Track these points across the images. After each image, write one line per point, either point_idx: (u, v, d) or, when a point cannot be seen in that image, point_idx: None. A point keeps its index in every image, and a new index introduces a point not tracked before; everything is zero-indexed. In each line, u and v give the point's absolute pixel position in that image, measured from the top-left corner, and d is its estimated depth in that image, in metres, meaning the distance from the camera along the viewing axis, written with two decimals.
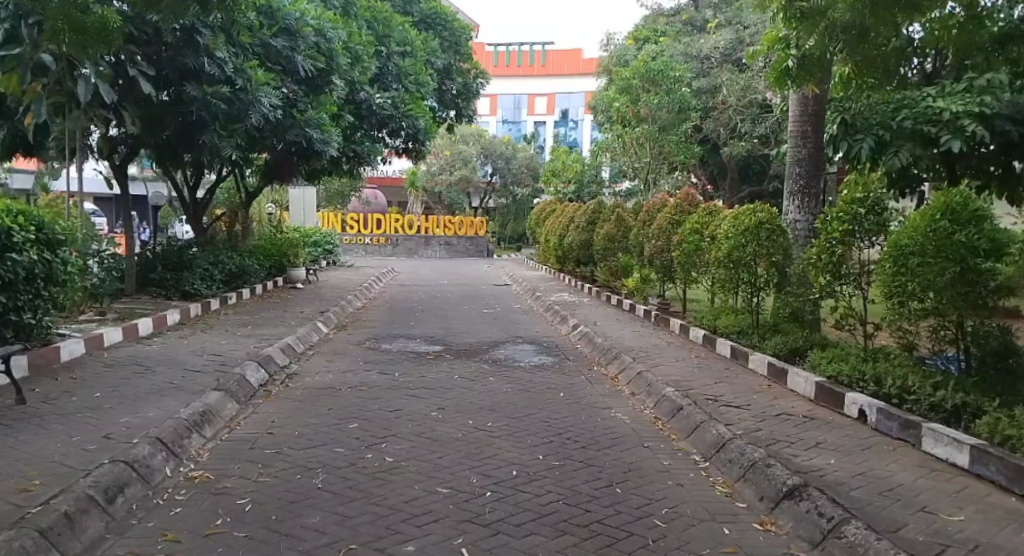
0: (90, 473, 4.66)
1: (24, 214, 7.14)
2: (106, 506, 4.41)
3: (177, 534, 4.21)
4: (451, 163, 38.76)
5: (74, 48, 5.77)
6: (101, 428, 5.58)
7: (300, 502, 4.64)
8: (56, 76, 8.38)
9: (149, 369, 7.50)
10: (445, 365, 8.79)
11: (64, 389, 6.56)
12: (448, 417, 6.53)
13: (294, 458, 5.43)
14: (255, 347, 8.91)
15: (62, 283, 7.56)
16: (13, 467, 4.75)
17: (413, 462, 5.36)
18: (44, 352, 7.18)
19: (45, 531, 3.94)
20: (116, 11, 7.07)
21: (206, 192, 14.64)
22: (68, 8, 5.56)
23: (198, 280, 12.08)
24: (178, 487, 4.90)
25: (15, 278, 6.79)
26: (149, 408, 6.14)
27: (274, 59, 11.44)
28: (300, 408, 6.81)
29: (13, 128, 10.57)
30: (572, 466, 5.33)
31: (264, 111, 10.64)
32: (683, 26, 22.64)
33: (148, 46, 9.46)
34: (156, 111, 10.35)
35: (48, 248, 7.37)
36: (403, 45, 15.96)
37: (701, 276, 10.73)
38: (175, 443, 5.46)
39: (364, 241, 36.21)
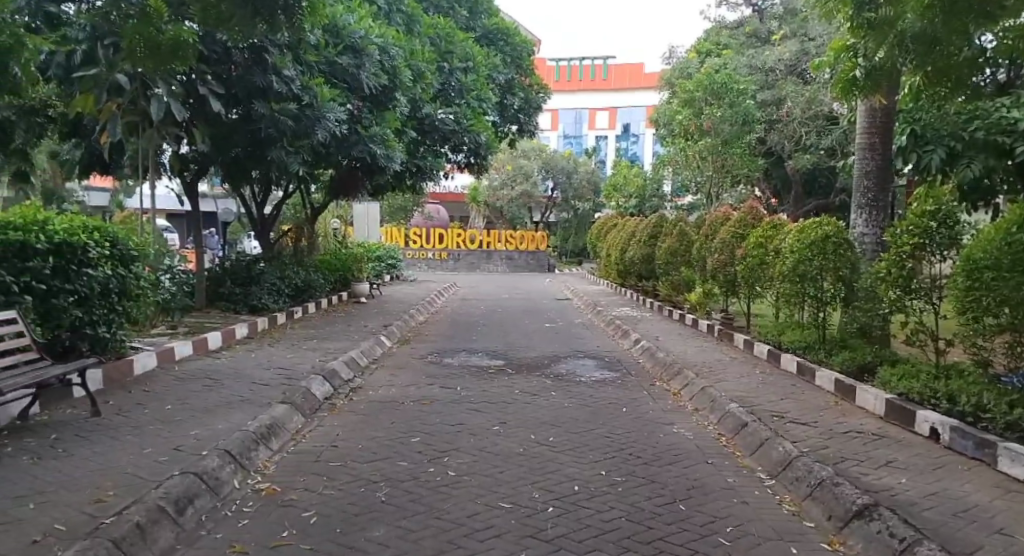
0: (162, 485, 4.84)
1: (101, 230, 7.43)
2: (176, 517, 4.57)
3: (244, 546, 4.33)
4: (512, 179, 39.40)
5: (147, 66, 6.05)
6: (173, 440, 5.79)
7: (365, 514, 4.73)
8: (130, 94, 8.78)
9: (219, 382, 7.75)
10: (506, 379, 8.85)
11: (137, 402, 6.82)
12: (509, 431, 6.56)
13: (358, 472, 5.53)
14: (321, 360, 9.15)
15: (134, 297, 7.83)
16: (92, 477, 4.97)
17: (474, 476, 5.41)
18: (117, 365, 7.49)
19: (117, 542, 4.11)
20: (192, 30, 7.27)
21: (274, 208, 14.97)
22: (147, 27, 5.81)
23: (265, 294, 12.39)
24: (246, 499, 5.06)
25: (91, 291, 7.09)
26: (219, 421, 6.35)
27: (339, 76, 11.70)
28: (364, 421, 6.95)
29: (89, 149, 11.03)
30: (634, 483, 5.30)
31: (331, 128, 10.71)
32: (747, 38, 22.31)
33: (217, 64, 9.94)
34: (225, 128, 10.68)
35: (122, 264, 7.63)
36: (465, 60, 16.22)
37: (765, 290, 10.58)
38: (243, 455, 5.65)
39: (426, 257, 36.77)
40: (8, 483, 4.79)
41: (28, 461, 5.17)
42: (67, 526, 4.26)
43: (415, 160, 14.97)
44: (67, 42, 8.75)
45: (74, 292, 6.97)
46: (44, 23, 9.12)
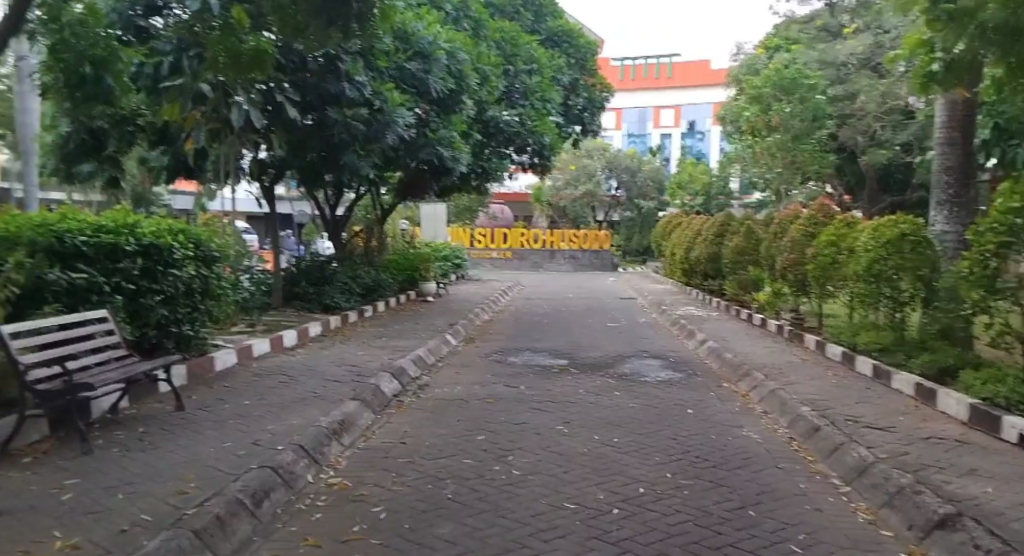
0: (240, 477, 5.03)
1: (185, 233, 7.71)
2: (254, 509, 4.73)
3: (317, 539, 4.45)
4: (574, 179, 39.41)
5: (228, 75, 6.26)
6: (250, 434, 5.99)
7: (432, 512, 4.81)
8: (212, 104, 9.07)
9: (293, 378, 7.97)
10: (570, 378, 8.87)
11: (216, 397, 7.08)
12: (573, 432, 6.57)
13: (424, 468, 5.63)
14: (389, 358, 9.32)
15: (216, 297, 8.11)
16: (175, 468, 5.19)
17: (537, 476, 5.44)
18: (201, 361, 7.77)
19: (198, 532, 4.23)
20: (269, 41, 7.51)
21: (346, 210, 15.25)
22: (228, 38, 6.11)
23: (338, 294, 12.70)
24: (318, 493, 5.20)
25: (176, 291, 7.38)
26: (292, 416, 6.54)
27: (409, 82, 11.90)
28: (430, 418, 7.06)
29: (176, 159, 11.41)
30: (702, 487, 5.25)
31: (400, 132, 11.01)
32: (818, 32, 20.85)
33: (294, 73, 10.16)
34: (300, 134, 10.89)
35: (205, 265, 7.91)
36: (529, 63, 16.33)
37: (837, 290, 10.32)
38: (317, 450, 5.82)
39: (490, 257, 37.06)
40: (99, 473, 5.01)
41: (118, 452, 5.41)
42: (152, 516, 4.41)
43: (481, 161, 15.12)
44: (155, 54, 9.11)
45: (160, 292, 7.25)
46: (134, 36, 9.50)
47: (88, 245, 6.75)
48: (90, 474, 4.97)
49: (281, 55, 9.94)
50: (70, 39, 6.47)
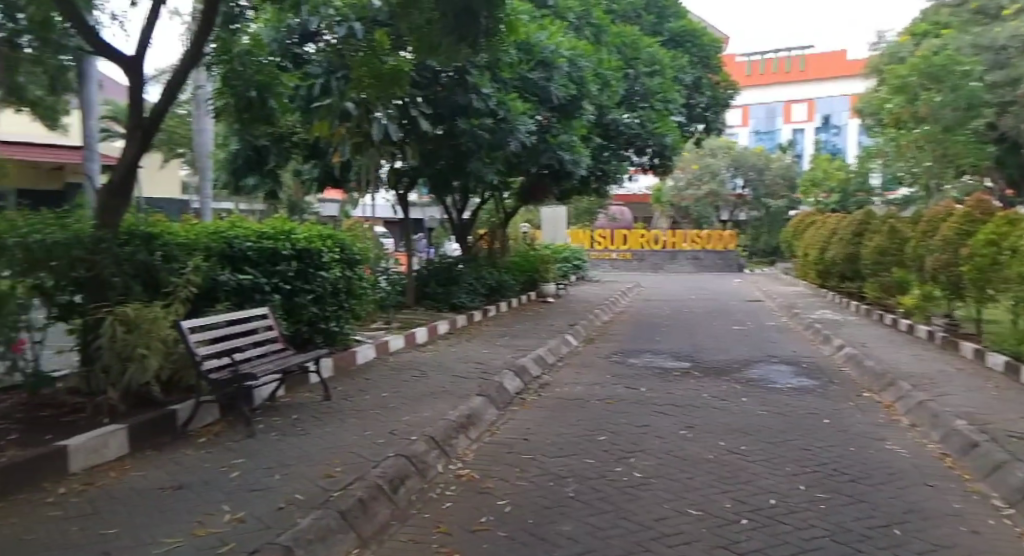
0: (378, 464, 5.45)
1: (334, 238, 8.36)
2: (390, 495, 5.10)
3: (448, 528, 4.73)
4: (697, 178, 38.68)
5: (373, 93, 6.89)
6: (388, 424, 6.46)
7: (554, 508, 5.03)
8: (356, 121, 9.86)
9: (424, 372, 8.47)
10: (694, 382, 8.93)
11: (358, 388, 7.64)
12: (698, 436, 6.68)
13: (547, 466, 5.90)
14: (512, 356, 9.69)
15: (357, 296, 8.72)
16: (323, 453, 5.67)
17: (660, 480, 5.60)
18: (344, 355, 8.41)
19: (344, 513, 4.58)
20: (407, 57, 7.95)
21: (472, 214, 15.81)
22: (371, 60, 6.77)
23: (464, 293, 13.24)
24: (449, 483, 5.56)
25: (324, 290, 7.99)
26: (423, 408, 7.00)
27: (530, 91, 12.23)
28: (552, 417, 7.34)
29: (325, 171, 12.16)
30: (841, 502, 5.20)
31: (522, 139, 11.29)
32: (973, 15, 19.59)
33: (427, 88, 10.82)
34: (431, 143, 11.47)
35: (349, 267, 8.52)
36: (651, 65, 16.23)
37: (998, 294, 9.81)
38: (446, 442, 6.21)
39: (610, 257, 37.13)
40: (260, 455, 5.55)
41: (275, 437, 5.97)
42: (304, 495, 4.83)
43: (599, 164, 15.20)
44: (309, 79, 9.96)
45: (312, 291, 7.88)
46: (291, 63, 10.24)
47: (253, 249, 7.47)
48: (251, 455, 5.51)
49: (416, 73, 10.69)
50: (238, 68, 7.22)
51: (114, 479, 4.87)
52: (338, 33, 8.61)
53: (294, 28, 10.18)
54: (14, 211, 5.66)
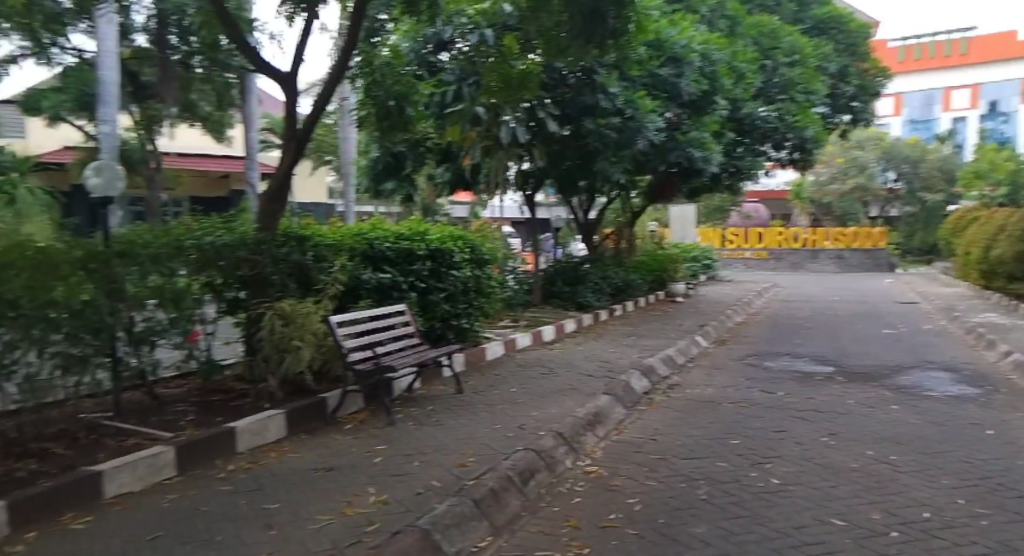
0: (508, 456, 5.63)
1: (465, 239, 8.71)
2: (521, 486, 5.24)
3: (578, 522, 4.74)
4: (844, 172, 37.04)
5: (502, 97, 7.38)
6: (516, 418, 6.69)
7: (685, 510, 4.95)
8: (486, 124, 10.29)
9: (550, 369, 8.69)
10: (837, 388, 8.67)
11: (487, 383, 7.94)
12: (842, 445, 6.49)
13: (679, 468, 5.87)
14: (640, 356, 9.74)
15: (486, 295, 9.01)
16: (456, 444, 5.89)
17: (799, 487, 5.44)
18: (474, 350, 8.76)
19: (479, 501, 4.73)
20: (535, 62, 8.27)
21: (597, 213, 15.89)
22: (499, 65, 7.23)
23: (590, 293, 13.37)
24: (578, 479, 5.64)
25: (456, 289, 8.34)
26: (551, 404, 7.20)
27: (659, 87, 12.24)
28: (682, 418, 7.33)
29: (456, 174, 12.47)
30: (1007, 520, 4.82)
31: (651, 137, 11.25)
32: None
33: (555, 89, 11.18)
34: (558, 144, 11.66)
35: (478, 266, 8.82)
36: (792, 54, 15.67)
37: None
38: (574, 438, 6.37)
39: (744, 255, 36.29)
40: (400, 443, 5.87)
41: (412, 426, 6.32)
42: (440, 482, 5.03)
43: (733, 160, 15.01)
44: (442, 85, 10.24)
45: (444, 290, 8.25)
46: (426, 72, 10.65)
47: (391, 250, 7.88)
48: (392, 442, 5.86)
49: (545, 76, 11.16)
50: (379, 79, 7.67)
51: (276, 459, 5.35)
52: (471, 40, 9.08)
53: (429, 38, 10.66)
54: (188, 217, 6.33)
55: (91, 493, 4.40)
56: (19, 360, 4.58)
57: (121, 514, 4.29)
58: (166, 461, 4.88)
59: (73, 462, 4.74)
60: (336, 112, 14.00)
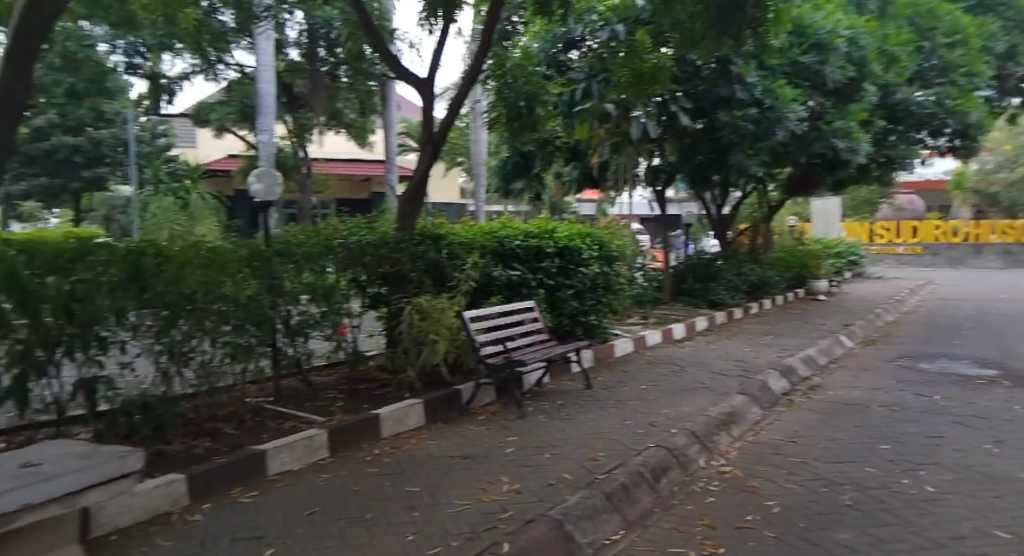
0: (640, 453, 5.61)
1: (594, 236, 8.78)
2: (653, 483, 5.22)
3: (712, 522, 4.64)
4: (1012, 160, 34.32)
5: (632, 93, 7.41)
6: (647, 416, 6.67)
7: (830, 515, 4.72)
8: (616, 121, 10.34)
9: (682, 368, 8.63)
10: (1002, 393, 8.11)
11: (617, 379, 8.00)
12: (1007, 454, 6.04)
13: (821, 471, 5.61)
14: (778, 356, 9.49)
15: (615, 292, 9.07)
16: (587, 439, 5.94)
17: (957, 496, 5.06)
18: (603, 347, 8.83)
19: (610, 496, 4.76)
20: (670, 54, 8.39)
21: (732, 209, 15.59)
22: (630, 60, 7.28)
23: (723, 290, 13.10)
24: (712, 478, 5.52)
25: (584, 286, 8.44)
26: (684, 403, 7.14)
27: (802, 75, 12.13)
28: (825, 421, 7.08)
29: (584, 171, 12.60)
30: None
31: (791, 128, 10.97)
32: None
33: (688, 82, 11.22)
34: (690, 138, 11.59)
35: (607, 263, 8.88)
36: (953, 34, 14.56)
37: None
38: (707, 438, 6.28)
39: (896, 251, 34.40)
40: (531, 434, 6.01)
41: (543, 419, 6.46)
42: (571, 475, 5.08)
43: (884, 149, 14.37)
44: (572, 84, 10.46)
45: (573, 287, 8.38)
46: (555, 71, 10.85)
47: (520, 247, 8.10)
48: (523, 434, 6.02)
49: (678, 69, 11.16)
50: (510, 81, 7.89)
51: (415, 446, 5.64)
52: (600, 36, 9.14)
53: (559, 38, 10.88)
54: (335, 218, 6.82)
55: (255, 471, 4.83)
56: (196, 347, 5.12)
57: (281, 490, 4.69)
58: (319, 443, 5.28)
59: (240, 441, 5.21)
60: (467, 115, 14.46)
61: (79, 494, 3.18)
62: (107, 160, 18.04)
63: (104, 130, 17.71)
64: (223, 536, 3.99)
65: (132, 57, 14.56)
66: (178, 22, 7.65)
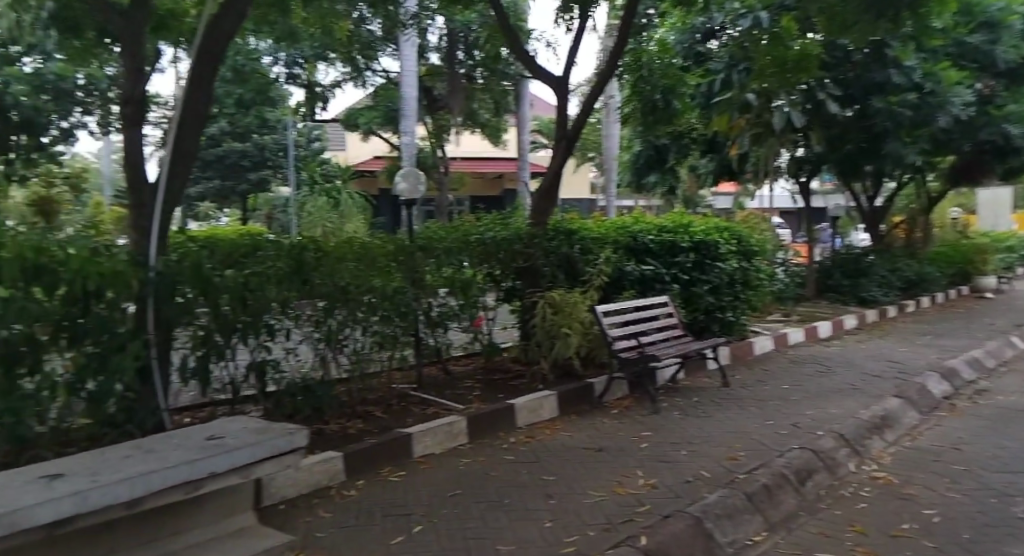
0: (784, 454, 5.46)
1: (731, 230, 8.61)
2: (798, 486, 5.08)
3: (864, 528, 4.48)
4: None
5: (775, 81, 7.22)
6: (790, 417, 6.49)
7: (998, 528, 4.44)
8: (757, 112, 10.08)
9: (829, 368, 8.32)
10: None
11: (757, 378, 7.83)
12: None
13: (987, 481, 5.28)
14: (937, 357, 8.96)
15: (754, 287, 8.86)
16: (727, 437, 5.85)
17: None
18: (740, 345, 8.66)
19: (752, 497, 4.69)
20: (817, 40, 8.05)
21: (885, 201, 14.81)
22: (773, 48, 7.11)
23: (876, 287, 12.47)
24: (863, 483, 5.32)
25: (720, 282, 8.29)
26: (831, 405, 6.90)
27: (970, 57, 11.46)
28: (991, 428, 6.64)
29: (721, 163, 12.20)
30: None
31: (955, 113, 10.47)
32: None
33: (837, 67, 10.85)
34: (839, 127, 11.13)
35: (746, 258, 8.69)
36: None
37: None
38: (857, 441, 6.03)
39: None
40: (665, 430, 6.00)
41: (678, 415, 6.43)
42: (710, 473, 5.02)
43: None
44: (710, 75, 10.49)
45: (708, 282, 8.26)
46: (693, 62, 10.82)
47: (653, 242, 8.08)
48: (658, 429, 6.00)
49: (827, 54, 10.80)
50: (646, 74, 7.88)
51: (550, 436, 5.78)
52: (742, 25, 8.93)
53: (699, 28, 10.78)
54: (472, 215, 7.12)
55: (402, 452, 5.14)
56: (349, 336, 5.56)
57: (427, 472, 4.96)
58: (460, 429, 5.53)
59: (389, 424, 5.55)
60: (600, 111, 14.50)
61: (254, 466, 3.52)
62: (269, 163, 19.47)
63: (267, 136, 19.28)
64: (376, 512, 4.29)
65: (292, 67, 15.67)
66: (334, 34, 8.20)
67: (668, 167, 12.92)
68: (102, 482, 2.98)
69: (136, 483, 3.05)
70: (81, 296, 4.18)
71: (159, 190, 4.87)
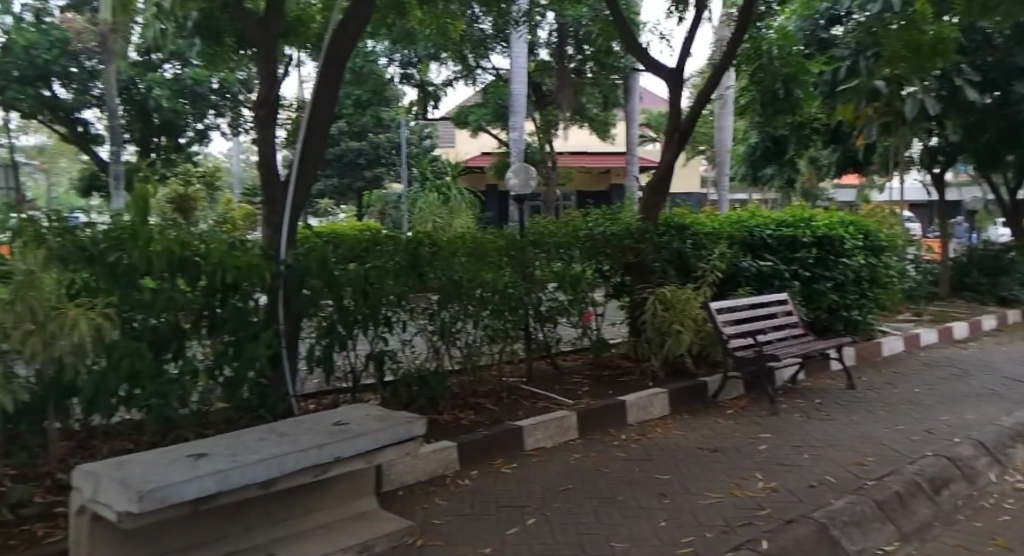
0: (917, 461, 5.17)
1: (856, 224, 8.24)
2: (933, 495, 4.80)
3: (1008, 542, 4.20)
4: None
5: (908, 67, 6.89)
6: (923, 422, 6.14)
7: None
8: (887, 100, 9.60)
9: (965, 372, 7.83)
10: None
11: (886, 381, 7.46)
12: None
13: None
14: None
15: (883, 284, 8.46)
16: (852, 441, 5.59)
17: None
18: (868, 345, 8.28)
19: (881, 504, 4.47)
20: (954, 22, 7.58)
21: None
22: (906, 32, 6.77)
23: (1017, 286, 11.67)
24: (1006, 495, 4.98)
25: (845, 278, 7.96)
26: (968, 410, 6.49)
27: None
28: None
29: (846, 154, 11.74)
30: None
31: None
32: None
33: (974, 52, 10.19)
34: (978, 115, 10.44)
35: (873, 254, 8.30)
36: None
37: None
38: (998, 449, 5.65)
39: None
40: (784, 432, 5.80)
41: (798, 417, 6.20)
42: (835, 478, 4.81)
43: None
44: (835, 62, 10.01)
45: (831, 279, 7.94)
46: (816, 49, 10.49)
47: (772, 237, 7.80)
48: (777, 431, 5.80)
49: (963, 38, 10.18)
50: (766, 63, 7.65)
51: (662, 434, 5.70)
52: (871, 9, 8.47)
53: (823, 13, 10.39)
54: (582, 210, 7.09)
55: (514, 445, 5.18)
56: (462, 329, 5.67)
57: (539, 466, 4.98)
58: (571, 424, 5.52)
59: (500, 416, 5.62)
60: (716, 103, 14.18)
61: (377, 452, 3.64)
62: (383, 161, 20.24)
63: (382, 135, 19.98)
64: (492, 502, 4.36)
65: (407, 68, 15.98)
66: (450, 34, 8.37)
67: (786, 159, 12.52)
68: (242, 462, 3.15)
69: (272, 464, 3.21)
70: (219, 288, 4.43)
71: (289, 186, 5.12)
